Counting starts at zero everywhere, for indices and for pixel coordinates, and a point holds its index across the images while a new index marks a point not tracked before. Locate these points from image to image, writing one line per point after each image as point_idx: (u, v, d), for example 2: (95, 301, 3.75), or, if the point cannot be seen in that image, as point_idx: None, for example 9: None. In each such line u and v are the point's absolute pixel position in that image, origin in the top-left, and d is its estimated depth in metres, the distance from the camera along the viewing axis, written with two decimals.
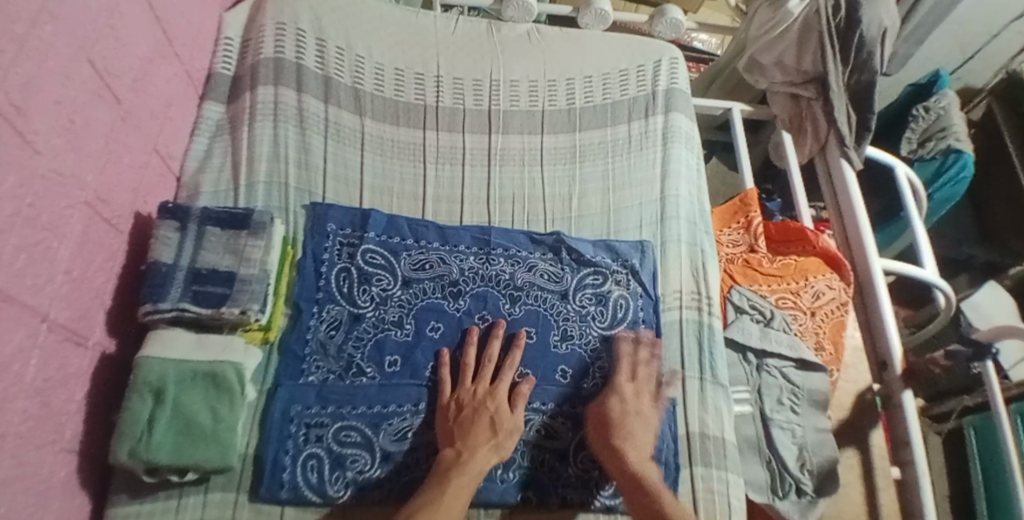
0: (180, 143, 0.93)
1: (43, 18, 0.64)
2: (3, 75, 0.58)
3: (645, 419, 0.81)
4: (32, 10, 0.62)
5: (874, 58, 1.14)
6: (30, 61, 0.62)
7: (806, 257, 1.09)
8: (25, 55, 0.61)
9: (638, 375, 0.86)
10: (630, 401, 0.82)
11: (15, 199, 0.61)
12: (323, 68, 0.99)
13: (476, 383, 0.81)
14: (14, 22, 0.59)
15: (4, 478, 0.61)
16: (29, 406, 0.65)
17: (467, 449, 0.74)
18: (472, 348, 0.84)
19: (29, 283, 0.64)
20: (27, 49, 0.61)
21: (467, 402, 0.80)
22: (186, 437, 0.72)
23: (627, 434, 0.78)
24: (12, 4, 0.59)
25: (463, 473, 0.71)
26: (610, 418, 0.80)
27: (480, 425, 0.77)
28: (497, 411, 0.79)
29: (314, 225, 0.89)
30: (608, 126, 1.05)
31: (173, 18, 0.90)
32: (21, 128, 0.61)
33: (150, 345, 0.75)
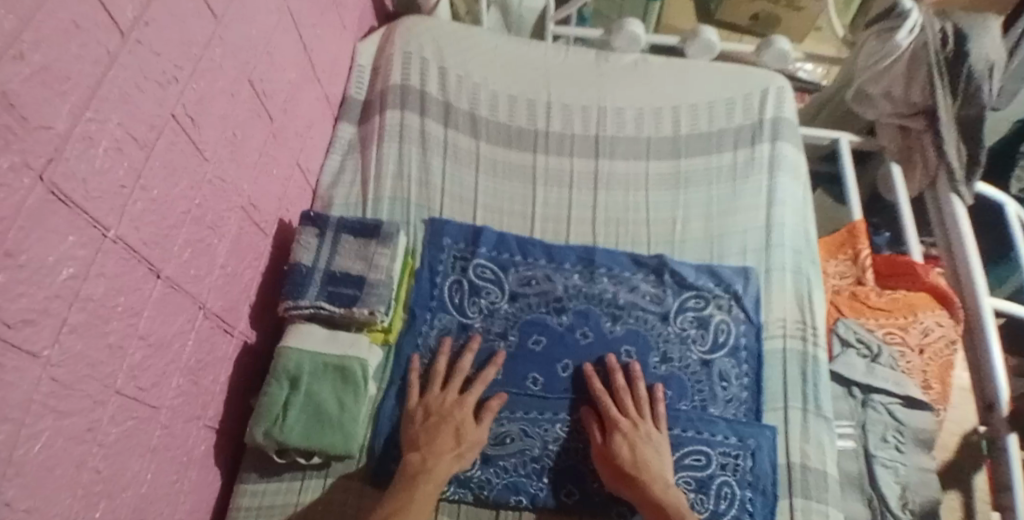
0: (317, 160, 1.03)
1: (216, 42, 0.73)
2: (180, 89, 0.67)
3: (654, 445, 0.81)
4: (207, 34, 0.71)
5: (983, 91, 1.10)
6: (204, 80, 0.71)
7: (914, 293, 1.05)
8: (199, 74, 0.70)
9: (625, 404, 0.84)
10: (632, 434, 0.81)
11: (187, 199, 0.70)
12: (444, 94, 1.08)
13: (444, 391, 0.84)
14: (194, 44, 0.69)
15: (156, 445, 0.69)
16: (182, 383, 0.73)
17: (431, 455, 0.77)
18: (444, 358, 0.87)
19: (193, 274, 0.73)
20: (201, 67, 0.71)
21: (435, 409, 0.82)
22: (316, 423, 0.79)
23: (643, 469, 0.78)
24: (194, 29, 0.69)
25: (426, 479, 0.74)
26: (622, 457, 0.79)
27: (445, 433, 0.79)
28: (462, 422, 0.80)
29: (432, 239, 0.97)
30: (712, 153, 1.07)
31: (318, 48, 1.00)
32: (193, 137, 0.70)
33: (291, 336, 0.83)
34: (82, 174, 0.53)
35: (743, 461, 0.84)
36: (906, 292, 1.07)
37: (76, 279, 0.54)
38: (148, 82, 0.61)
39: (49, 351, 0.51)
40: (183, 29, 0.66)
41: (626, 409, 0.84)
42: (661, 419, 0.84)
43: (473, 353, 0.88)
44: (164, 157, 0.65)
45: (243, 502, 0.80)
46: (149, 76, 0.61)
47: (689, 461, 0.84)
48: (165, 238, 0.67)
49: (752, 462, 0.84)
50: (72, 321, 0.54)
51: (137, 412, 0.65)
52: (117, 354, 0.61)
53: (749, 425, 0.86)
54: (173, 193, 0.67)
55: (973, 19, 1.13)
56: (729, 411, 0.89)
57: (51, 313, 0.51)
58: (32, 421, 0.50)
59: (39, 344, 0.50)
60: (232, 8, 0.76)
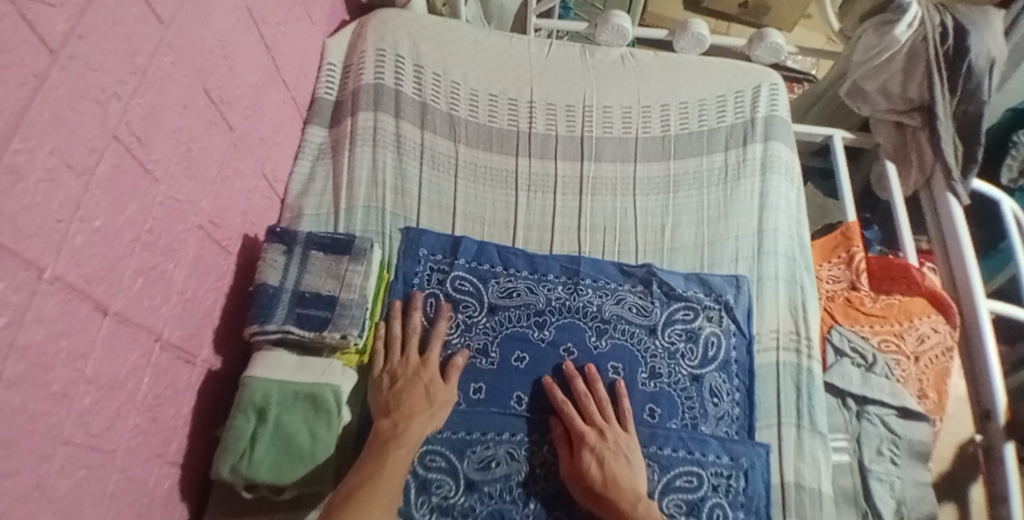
0: (286, 167, 0.96)
1: (164, 49, 0.66)
2: (124, 105, 0.60)
3: (623, 456, 0.77)
4: (153, 42, 0.64)
5: (982, 88, 1.08)
6: (152, 92, 0.65)
7: (910, 298, 1.03)
8: (146, 86, 0.64)
9: (589, 411, 0.80)
10: (600, 446, 0.77)
11: (136, 225, 0.64)
12: (420, 93, 1.02)
13: (405, 353, 0.81)
14: (138, 53, 0.62)
15: (114, 490, 0.64)
16: (140, 421, 0.68)
17: (403, 419, 0.74)
18: (394, 320, 0.84)
19: (146, 305, 0.67)
20: (149, 79, 0.64)
21: (400, 372, 0.80)
22: (287, 457, 0.74)
23: (613, 485, 0.74)
24: (137, 37, 0.62)
25: (400, 444, 0.72)
26: (591, 476, 0.75)
27: (414, 396, 0.77)
28: (430, 382, 0.79)
29: (407, 250, 0.91)
30: (702, 155, 1.02)
31: (282, 47, 0.93)
32: (141, 156, 0.64)
33: (257, 364, 0.77)
34: (10, 212, 0.46)
35: (735, 481, 0.81)
36: (901, 297, 1.04)
37: (11, 328, 0.47)
38: (86, 101, 0.55)
39: None
40: (125, 38, 0.60)
41: (592, 417, 0.79)
42: (627, 418, 0.81)
43: (418, 310, 0.86)
44: (106, 183, 0.58)
45: None
46: (86, 94, 0.55)
47: (681, 482, 0.80)
48: (112, 270, 0.61)
49: (745, 482, 0.81)
50: (8, 374, 0.48)
51: (90, 459, 0.60)
52: (63, 402, 0.55)
53: (743, 444, 0.83)
54: (120, 221, 0.61)
55: (975, 14, 1.08)
56: (722, 429, 0.85)
57: None
58: None
59: None
60: (181, 10, 0.69)
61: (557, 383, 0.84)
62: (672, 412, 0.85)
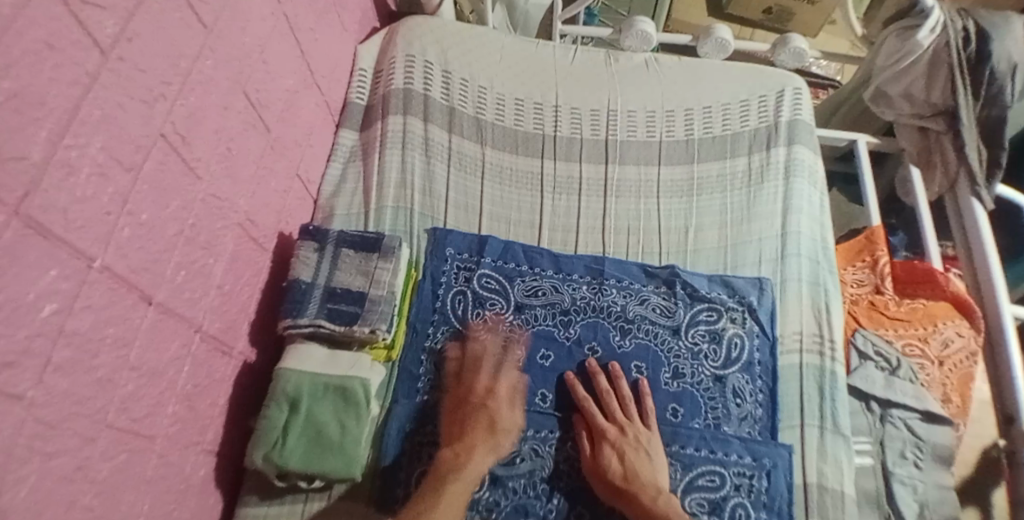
0: (318, 168, 0.99)
1: (206, 53, 0.69)
2: (168, 106, 0.63)
3: (644, 452, 0.78)
4: (196, 46, 0.67)
5: (1005, 93, 1.08)
6: (194, 94, 0.68)
7: (935, 302, 1.03)
8: (189, 88, 0.67)
9: (610, 408, 0.82)
10: (620, 442, 0.78)
11: (178, 221, 0.67)
12: (448, 98, 1.04)
13: (474, 382, 0.83)
14: (183, 57, 0.65)
15: (152, 475, 0.67)
16: (178, 409, 0.70)
17: (465, 450, 0.75)
18: (468, 349, 0.86)
19: (187, 297, 0.70)
20: (192, 82, 0.67)
21: (467, 401, 0.81)
22: (317, 447, 0.76)
23: (633, 481, 0.75)
24: (181, 41, 0.65)
25: (460, 476, 0.72)
26: (612, 470, 0.76)
27: (478, 425, 0.78)
28: (496, 411, 0.80)
29: (434, 250, 0.93)
30: (726, 158, 1.03)
31: (316, 53, 0.96)
32: (184, 155, 0.67)
33: (290, 356, 0.81)
34: (62, 204, 0.49)
35: (758, 481, 0.82)
36: (926, 301, 1.04)
37: (60, 314, 0.50)
38: (133, 101, 0.58)
39: (33, 391, 0.48)
40: (169, 43, 0.63)
41: (613, 414, 0.81)
42: (649, 415, 0.82)
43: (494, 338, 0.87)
44: (151, 179, 0.61)
45: None
46: (134, 95, 0.58)
47: (703, 482, 0.81)
48: (156, 263, 0.64)
49: (767, 482, 0.82)
50: (56, 358, 0.50)
51: (131, 443, 0.62)
52: (107, 387, 0.58)
53: (765, 444, 0.83)
54: (163, 216, 0.64)
55: (996, 18, 1.11)
56: (744, 429, 0.86)
57: (33, 352, 0.47)
58: (17, 465, 0.47)
59: (21, 385, 0.46)
60: (223, 16, 0.72)
61: (578, 380, 0.86)
62: (695, 411, 0.86)
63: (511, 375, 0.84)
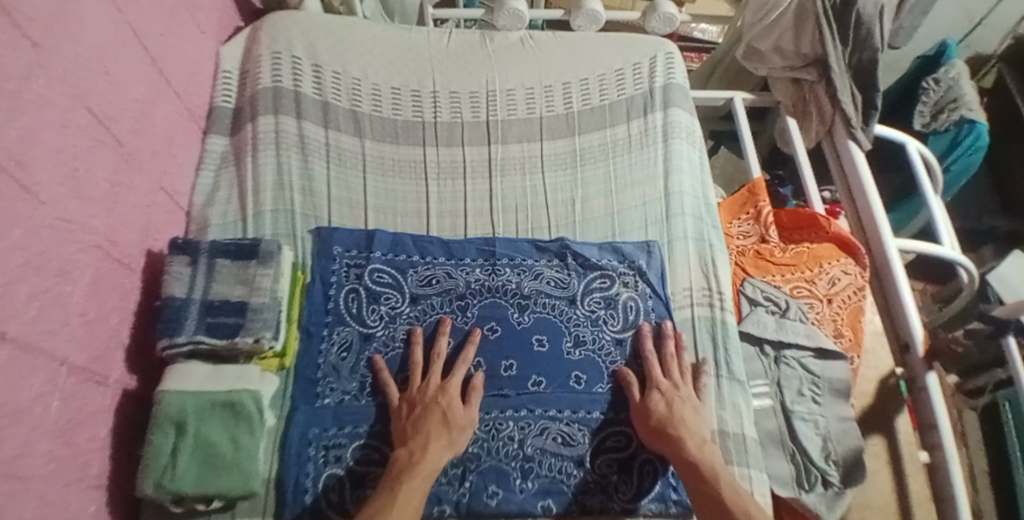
0: (186, 180, 0.95)
1: (38, 71, 0.65)
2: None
3: (693, 405, 0.82)
4: (24, 64, 0.63)
5: (874, 36, 1.12)
6: (27, 115, 0.64)
7: (819, 244, 1.08)
8: (20, 107, 0.63)
9: (669, 366, 0.85)
10: (671, 392, 0.82)
11: (24, 249, 0.63)
12: (320, 93, 1.02)
13: (426, 380, 0.81)
14: (10, 78, 0.61)
15: (34, 517, 0.63)
16: (53, 447, 0.67)
17: (419, 448, 0.74)
18: (418, 347, 0.85)
19: (46, 329, 0.66)
20: (22, 103, 0.63)
21: (419, 400, 0.80)
22: (209, 467, 0.73)
23: (680, 425, 0.78)
24: (7, 62, 0.61)
25: (417, 473, 0.71)
26: (659, 413, 0.80)
27: (432, 421, 0.77)
28: (449, 408, 0.78)
29: (321, 250, 0.91)
30: (607, 127, 1.04)
31: (169, 59, 0.92)
32: (21, 180, 0.62)
33: (169, 379, 0.76)
34: None
35: None
36: (811, 244, 1.09)
37: None
38: None
39: None
40: None
41: (669, 371, 0.85)
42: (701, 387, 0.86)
43: (446, 335, 0.85)
44: None
45: None
46: None
47: (612, 443, 0.83)
48: (5, 295, 0.60)
49: None
50: None
51: (5, 487, 0.59)
52: None
53: None
54: (7, 245, 0.60)
55: None
56: None
57: None
58: None
59: None
60: (54, 29, 0.68)
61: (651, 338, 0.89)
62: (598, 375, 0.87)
63: (463, 372, 0.83)
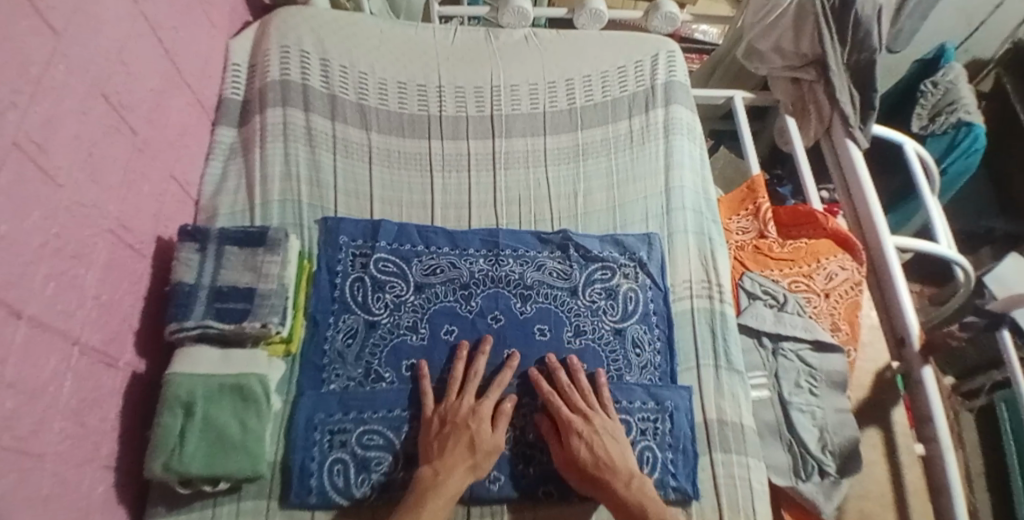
0: (196, 169, 0.97)
1: (59, 58, 0.67)
2: (21, 114, 0.61)
3: (612, 436, 0.79)
4: (45, 51, 0.65)
5: (871, 36, 1.14)
6: (48, 100, 0.65)
7: (817, 240, 1.09)
8: (42, 92, 0.64)
9: (571, 401, 0.82)
10: (588, 432, 0.78)
11: (42, 230, 0.64)
12: (328, 87, 1.03)
13: (460, 397, 0.81)
14: (32, 64, 0.63)
15: (47, 495, 0.64)
16: (66, 426, 0.68)
17: (443, 468, 0.74)
18: (461, 362, 0.84)
19: (62, 310, 0.68)
20: (43, 89, 0.64)
21: (449, 418, 0.79)
22: (217, 449, 0.75)
23: (605, 468, 0.76)
24: (30, 48, 0.63)
25: (438, 495, 0.71)
26: (584, 459, 0.76)
27: (459, 444, 0.76)
28: (477, 432, 0.77)
29: (327, 239, 0.93)
30: (608, 123, 1.06)
31: (182, 51, 0.94)
32: (42, 163, 0.64)
33: (178, 362, 0.78)
34: None
35: (662, 423, 0.85)
36: (809, 240, 1.10)
37: None
38: None
39: None
40: (16, 47, 0.61)
41: (576, 406, 0.81)
42: (608, 403, 0.83)
43: (486, 355, 0.85)
44: (10, 190, 0.59)
45: None
46: None
47: None
48: (22, 275, 0.61)
49: (670, 424, 0.85)
50: None
51: (19, 463, 0.60)
52: None
53: (666, 388, 0.87)
54: (25, 226, 0.62)
55: None
56: (645, 376, 0.89)
57: None
58: None
59: None
60: (74, 18, 0.70)
61: (539, 374, 0.86)
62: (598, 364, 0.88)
63: (496, 396, 0.82)
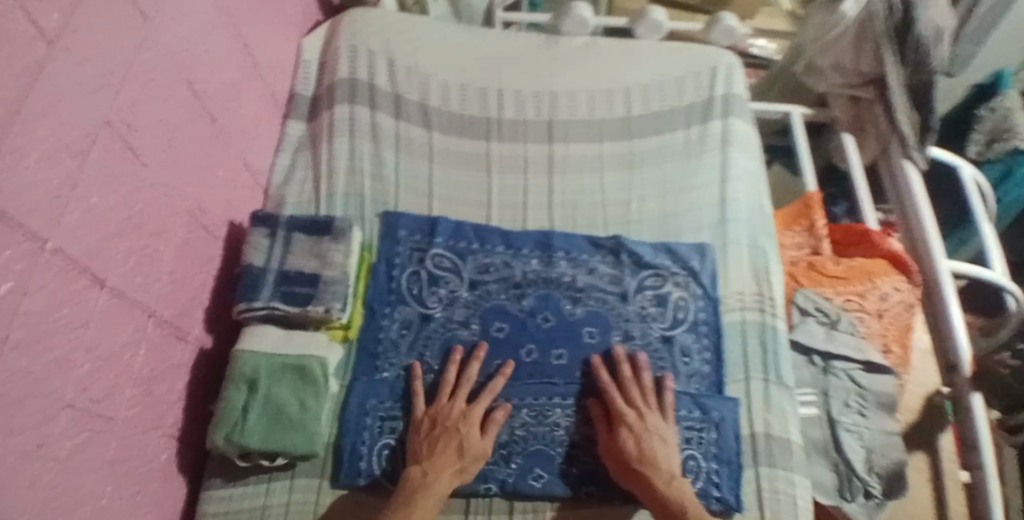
0: (266, 159, 1.02)
1: (148, 44, 0.71)
2: (112, 94, 0.65)
3: (661, 437, 0.80)
4: (136, 37, 0.69)
5: (933, 57, 1.10)
6: (137, 83, 0.70)
7: (872, 260, 1.08)
8: (132, 76, 0.69)
9: (630, 394, 0.83)
10: (637, 426, 0.79)
11: (127, 206, 0.68)
12: (393, 86, 1.07)
13: (453, 401, 0.82)
14: (124, 47, 0.67)
15: (114, 458, 0.68)
16: (136, 393, 0.72)
17: (432, 470, 0.75)
18: (454, 367, 0.85)
19: (140, 282, 0.72)
20: (133, 72, 0.69)
21: (440, 419, 0.80)
22: (276, 426, 0.78)
23: (648, 463, 0.77)
24: (122, 32, 0.67)
25: (426, 496, 0.72)
26: (628, 451, 0.78)
27: (448, 447, 0.77)
28: (466, 436, 0.78)
29: (386, 233, 0.96)
30: (665, 132, 1.07)
31: (258, 46, 0.99)
32: (129, 142, 0.68)
33: (247, 338, 0.82)
34: (13, 185, 0.51)
35: (707, 433, 0.85)
36: (863, 259, 1.09)
37: (16, 293, 0.51)
38: (79, 88, 0.60)
39: None
40: (112, 32, 0.65)
41: (633, 400, 0.83)
42: (668, 408, 0.83)
43: (480, 361, 0.86)
44: (99, 165, 0.63)
45: (208, 508, 0.79)
46: (78, 82, 0.60)
47: None
48: (107, 247, 0.65)
49: (716, 434, 0.85)
50: (17, 336, 0.52)
51: (90, 424, 0.64)
52: (65, 367, 0.59)
53: (713, 398, 0.87)
54: (111, 200, 0.66)
55: None
56: (692, 385, 0.89)
57: None
58: None
59: None
60: (164, 9, 0.74)
61: (603, 365, 0.87)
62: (613, 368, 0.88)
63: (487, 403, 0.82)
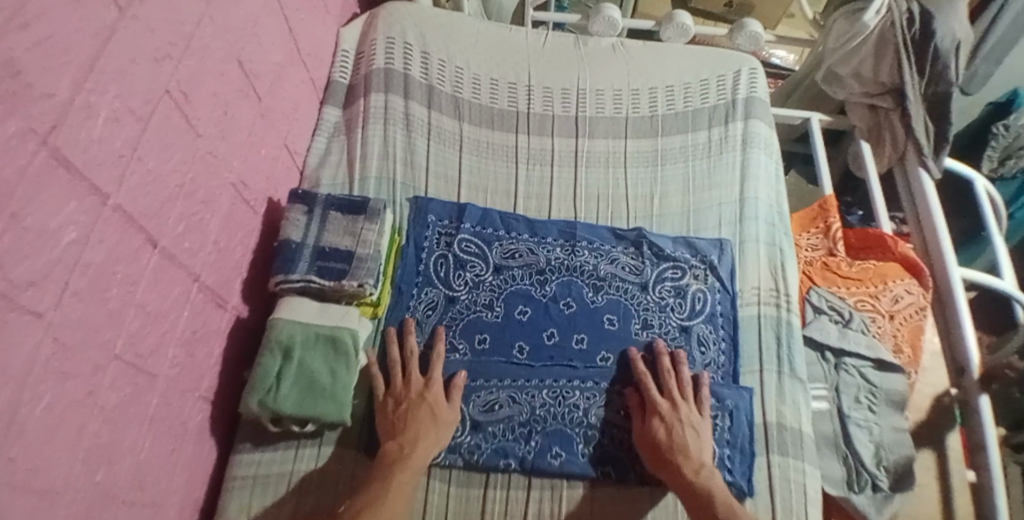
0: (304, 141, 1.06)
1: (206, 22, 0.75)
2: (173, 65, 0.69)
3: (693, 429, 0.82)
4: (196, 13, 0.73)
5: (949, 70, 1.16)
6: (194, 57, 0.74)
7: (886, 263, 1.11)
8: (191, 50, 0.73)
9: (665, 386, 0.86)
10: (671, 417, 0.82)
11: (180, 173, 0.72)
12: (427, 77, 1.11)
13: (406, 376, 0.84)
14: (185, 22, 0.71)
15: (154, 414, 0.72)
16: (178, 354, 0.75)
17: (409, 441, 0.78)
18: (394, 345, 0.88)
19: (188, 247, 0.76)
20: (192, 46, 0.73)
21: (404, 396, 0.83)
22: (308, 393, 0.81)
23: (679, 453, 0.79)
24: (184, 8, 0.71)
25: (406, 467, 0.75)
26: (660, 440, 0.81)
27: (417, 419, 0.80)
28: (435, 403, 0.82)
29: (416, 217, 0.99)
30: (688, 132, 1.11)
31: (302, 33, 1.03)
32: (186, 113, 0.72)
33: (282, 309, 0.86)
34: (82, 142, 0.55)
35: (721, 420, 0.87)
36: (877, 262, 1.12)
37: (78, 244, 0.56)
38: (143, 58, 0.64)
39: (53, 312, 0.53)
40: (175, 7, 0.69)
41: (669, 391, 0.85)
42: (705, 402, 0.86)
43: (412, 333, 0.89)
44: (158, 131, 0.67)
45: (237, 471, 0.83)
46: (143, 52, 0.63)
47: None
48: (161, 210, 0.69)
49: (729, 422, 0.87)
50: (75, 285, 0.56)
51: (135, 379, 0.67)
52: (117, 319, 0.63)
53: (727, 387, 0.89)
54: (167, 167, 0.70)
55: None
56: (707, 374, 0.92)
57: (54, 276, 0.53)
58: (36, 380, 0.52)
59: (42, 304, 0.52)
60: None
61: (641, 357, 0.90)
62: (653, 360, 0.90)
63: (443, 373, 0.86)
